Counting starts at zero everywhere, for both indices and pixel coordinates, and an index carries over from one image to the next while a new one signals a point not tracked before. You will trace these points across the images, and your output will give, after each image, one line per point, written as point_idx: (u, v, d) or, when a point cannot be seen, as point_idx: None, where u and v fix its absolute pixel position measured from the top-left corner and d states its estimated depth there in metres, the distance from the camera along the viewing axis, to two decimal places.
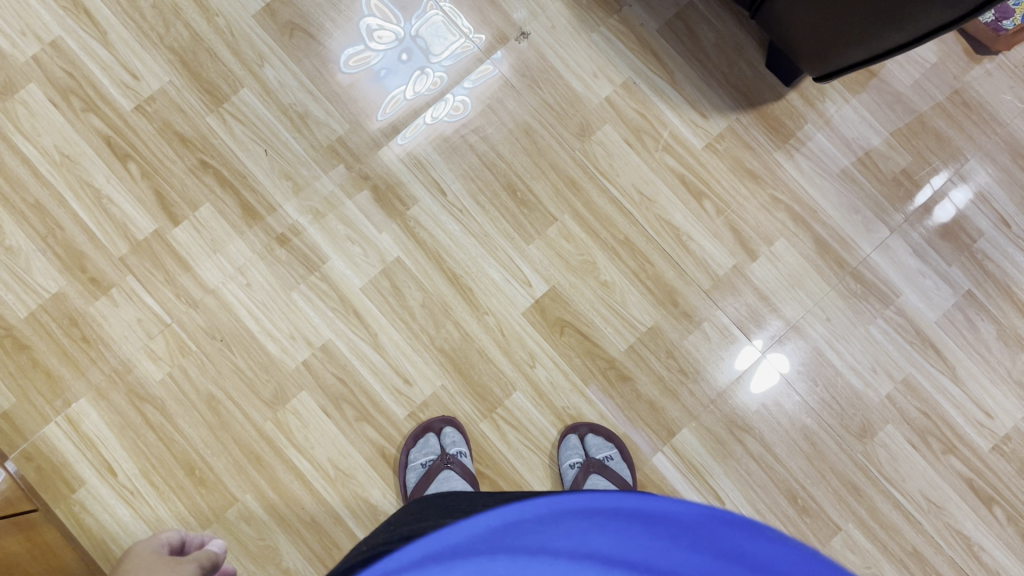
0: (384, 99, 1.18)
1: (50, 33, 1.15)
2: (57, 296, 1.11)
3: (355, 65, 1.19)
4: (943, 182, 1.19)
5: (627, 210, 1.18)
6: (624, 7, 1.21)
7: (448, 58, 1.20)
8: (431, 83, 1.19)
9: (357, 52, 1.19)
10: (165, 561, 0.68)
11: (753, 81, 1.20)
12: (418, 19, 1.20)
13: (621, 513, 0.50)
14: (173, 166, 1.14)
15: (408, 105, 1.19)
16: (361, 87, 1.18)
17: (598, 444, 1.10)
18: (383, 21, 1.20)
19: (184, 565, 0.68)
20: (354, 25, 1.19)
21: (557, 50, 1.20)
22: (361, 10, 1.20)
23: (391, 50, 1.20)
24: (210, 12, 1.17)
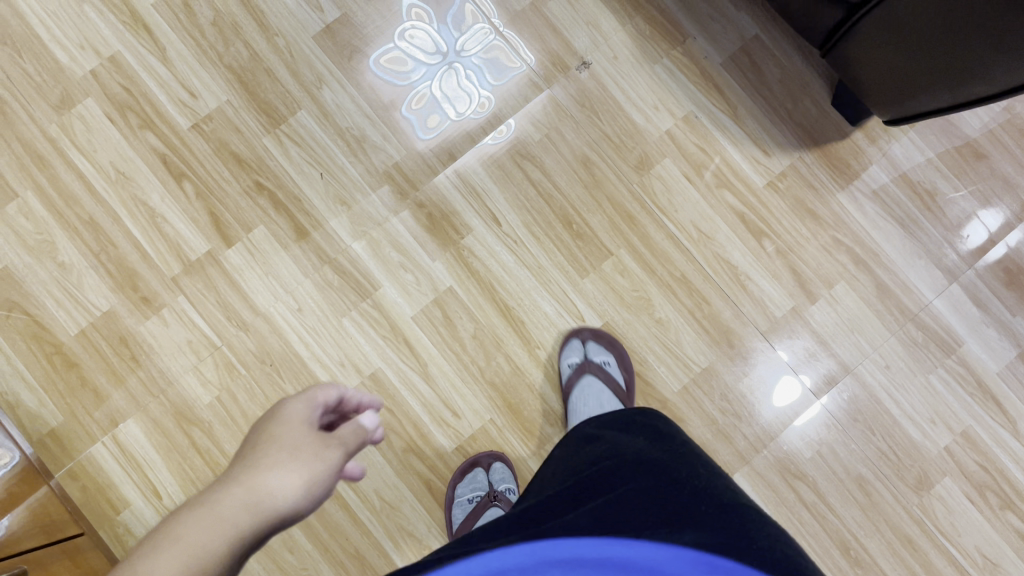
0: (428, 119, 1.17)
1: (108, 48, 1.14)
2: (108, 315, 1.10)
3: (403, 80, 1.17)
4: (996, 224, 1.16)
5: (684, 247, 1.15)
6: (688, 39, 1.19)
7: (500, 79, 1.18)
8: (477, 104, 1.18)
9: (406, 66, 1.18)
10: (314, 439, 0.52)
11: (818, 120, 1.18)
12: (464, 38, 1.19)
13: (607, 560, 0.56)
14: (228, 187, 1.13)
15: (452, 125, 1.17)
16: (406, 101, 1.17)
17: (596, 348, 1.11)
18: (429, 40, 1.19)
19: (337, 448, 0.53)
20: (401, 44, 1.18)
21: (619, 81, 1.18)
22: (408, 28, 1.19)
23: (435, 69, 1.18)
24: (270, 32, 1.16)
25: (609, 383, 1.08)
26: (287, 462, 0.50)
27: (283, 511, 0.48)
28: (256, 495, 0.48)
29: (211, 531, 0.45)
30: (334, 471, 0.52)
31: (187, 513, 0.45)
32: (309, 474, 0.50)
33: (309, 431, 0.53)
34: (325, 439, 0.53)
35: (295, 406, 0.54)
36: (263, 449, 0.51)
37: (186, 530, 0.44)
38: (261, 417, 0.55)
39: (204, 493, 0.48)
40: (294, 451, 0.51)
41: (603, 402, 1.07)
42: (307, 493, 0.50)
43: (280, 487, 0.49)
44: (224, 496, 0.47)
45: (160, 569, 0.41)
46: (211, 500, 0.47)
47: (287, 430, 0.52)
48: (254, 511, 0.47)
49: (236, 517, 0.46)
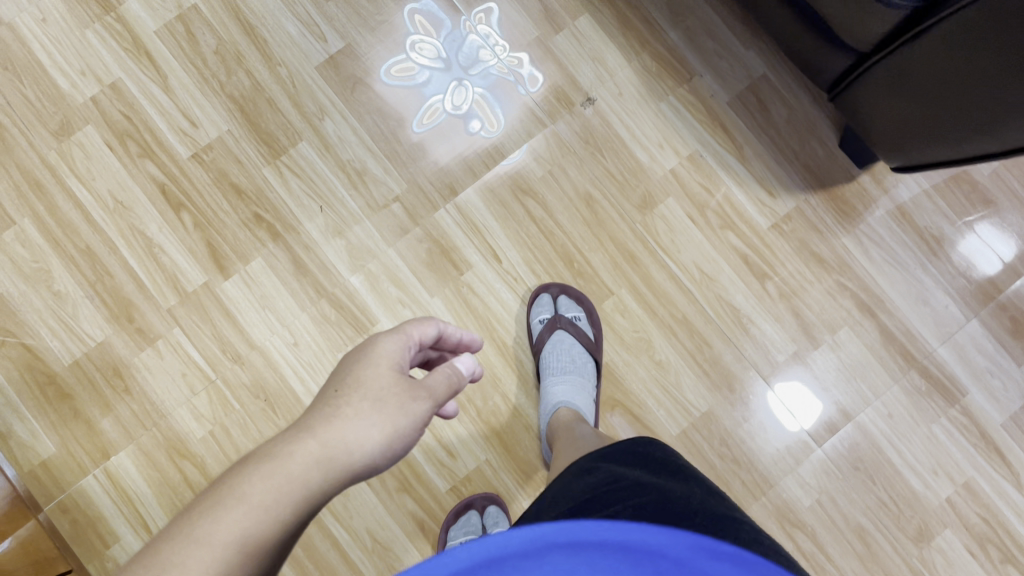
0: (438, 136, 1.16)
1: (110, 75, 1.13)
2: (102, 346, 1.09)
3: (412, 97, 1.17)
4: (1009, 254, 1.15)
5: (686, 288, 1.14)
6: (695, 77, 1.18)
7: (506, 106, 1.17)
8: (486, 120, 1.17)
9: (417, 79, 1.17)
10: (396, 394, 0.57)
11: (825, 162, 1.16)
12: (471, 52, 1.18)
13: (608, 545, 0.44)
14: (226, 218, 1.12)
15: (458, 141, 1.16)
16: (413, 117, 1.16)
17: (565, 303, 1.11)
18: (436, 56, 1.18)
19: (415, 403, 0.58)
20: (408, 60, 1.17)
21: (623, 118, 1.17)
22: (414, 44, 1.18)
23: (443, 85, 1.17)
24: (273, 61, 1.15)
25: (580, 337, 1.09)
26: (371, 415, 0.55)
27: (360, 461, 0.54)
28: (337, 441, 0.54)
29: (285, 483, 0.49)
30: (411, 423, 0.57)
31: (268, 460, 0.50)
32: (388, 427, 0.56)
33: (394, 381, 0.58)
34: (406, 390, 0.58)
35: (388, 346, 0.60)
36: (346, 396, 0.57)
37: (255, 489, 0.48)
38: (352, 352, 0.60)
39: (289, 433, 0.53)
40: (375, 403, 0.56)
41: (575, 356, 1.08)
42: (383, 448, 0.55)
43: (358, 441, 0.54)
44: (300, 446, 0.52)
45: (231, 523, 0.46)
46: (291, 447, 0.52)
47: (375, 375, 0.58)
48: (331, 463, 0.52)
49: (314, 470, 0.51)
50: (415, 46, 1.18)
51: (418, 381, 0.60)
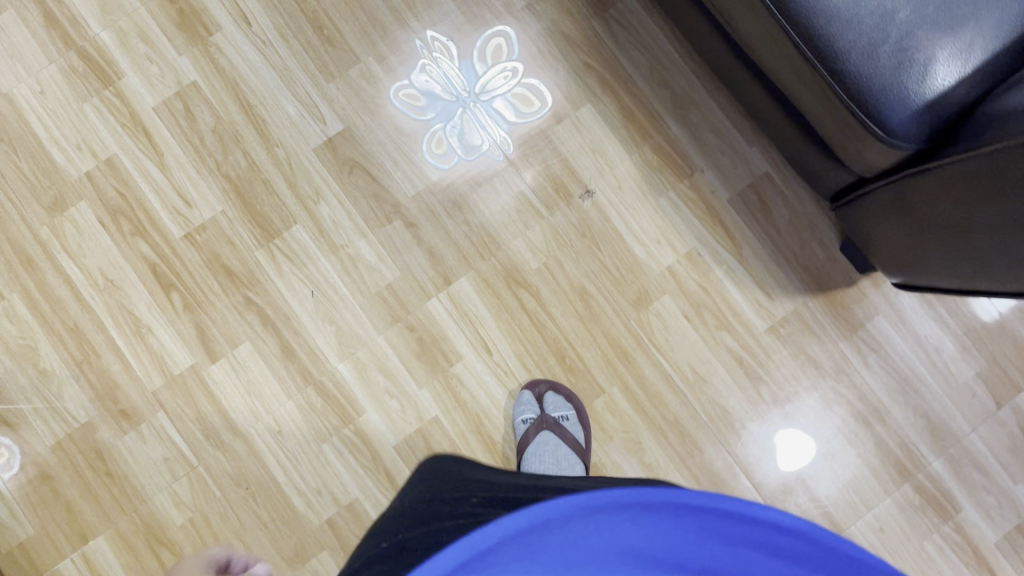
0: (446, 165, 1.16)
1: (106, 150, 1.13)
2: (86, 427, 1.08)
3: (421, 124, 1.16)
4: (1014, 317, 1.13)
5: (679, 389, 1.12)
6: (696, 172, 1.16)
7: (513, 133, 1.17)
8: (496, 149, 1.16)
9: (425, 103, 1.17)
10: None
11: (825, 265, 1.14)
12: (482, 83, 1.18)
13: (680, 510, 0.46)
14: (217, 300, 1.11)
15: (464, 165, 1.16)
16: (422, 145, 1.16)
17: (555, 403, 1.08)
18: (446, 86, 1.18)
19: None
20: (417, 90, 1.17)
21: (622, 211, 1.15)
22: (424, 73, 1.17)
23: (453, 114, 1.17)
24: (271, 142, 1.14)
25: (567, 439, 1.06)
26: None
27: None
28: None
29: None
30: None
31: None
32: None
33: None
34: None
35: (188, 565, 0.58)
36: None
37: None
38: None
39: None
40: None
41: (558, 457, 1.04)
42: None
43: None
44: None
45: None
46: None
47: None
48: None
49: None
50: (424, 70, 1.17)
51: None
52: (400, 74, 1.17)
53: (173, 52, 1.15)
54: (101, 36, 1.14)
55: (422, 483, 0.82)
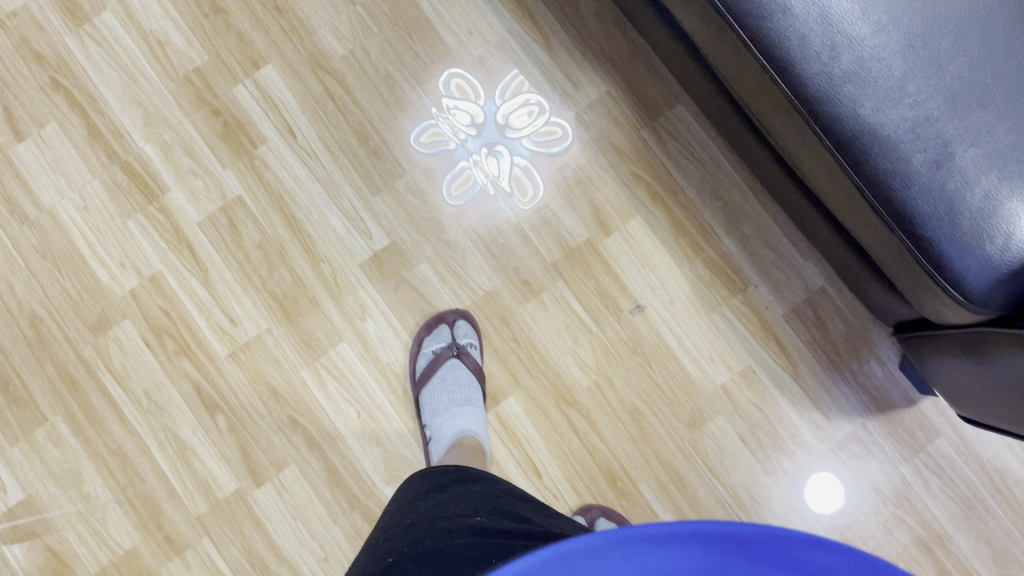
0: (467, 203, 1.15)
1: (150, 267, 1.11)
2: (130, 554, 1.06)
3: (442, 164, 1.15)
4: None
5: (734, 514, 1.09)
6: (751, 287, 1.13)
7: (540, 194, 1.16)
8: (518, 187, 1.15)
9: (451, 141, 1.16)
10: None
11: (884, 383, 1.12)
12: (504, 121, 1.17)
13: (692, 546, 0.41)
14: (262, 422, 1.09)
15: (483, 202, 1.15)
16: (443, 183, 1.15)
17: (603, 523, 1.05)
18: (467, 123, 1.17)
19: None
20: (438, 128, 1.16)
21: (674, 328, 1.13)
22: (445, 111, 1.17)
23: (473, 153, 1.16)
24: (317, 257, 1.12)
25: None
26: None
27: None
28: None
29: None
30: None
31: None
32: None
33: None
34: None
35: None
36: None
37: None
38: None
39: None
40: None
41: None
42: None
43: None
44: None
45: None
46: None
47: None
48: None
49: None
50: (451, 108, 1.17)
51: None
52: (427, 116, 1.16)
53: (217, 165, 1.13)
54: (145, 148, 1.13)
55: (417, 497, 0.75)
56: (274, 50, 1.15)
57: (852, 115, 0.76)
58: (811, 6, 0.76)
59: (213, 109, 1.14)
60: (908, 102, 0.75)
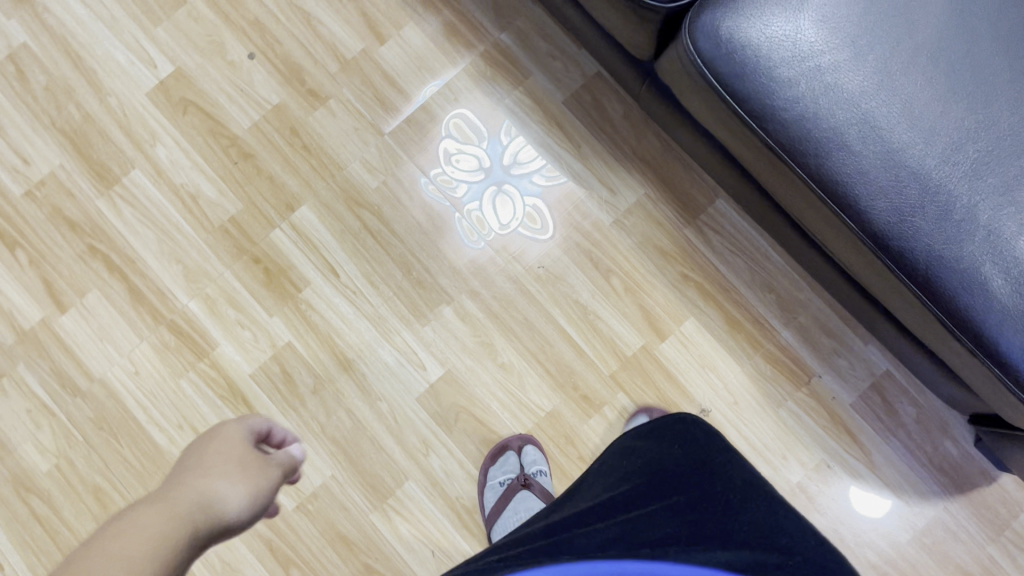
0: (484, 244, 1.15)
1: (207, 425, 1.10)
2: None
3: (454, 210, 1.15)
4: None
5: None
6: (814, 378, 1.11)
7: (577, 288, 1.14)
8: (531, 221, 1.15)
9: (459, 186, 1.16)
10: (247, 457, 0.63)
11: (960, 462, 1.09)
12: (509, 159, 1.17)
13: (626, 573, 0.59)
14: (337, 571, 1.07)
15: (496, 241, 1.15)
16: (457, 228, 1.15)
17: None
18: (473, 165, 1.17)
19: (269, 473, 0.64)
20: (445, 174, 1.16)
21: (741, 428, 1.11)
22: (450, 157, 1.16)
23: (482, 194, 1.16)
24: (373, 396, 1.11)
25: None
26: (234, 480, 0.60)
27: (229, 512, 0.57)
28: (201, 488, 0.57)
29: (168, 514, 0.52)
30: (267, 489, 0.62)
31: (118, 520, 0.51)
32: (253, 491, 0.60)
33: (247, 452, 0.64)
34: (257, 465, 0.64)
35: (231, 430, 0.67)
36: (211, 465, 0.61)
37: (151, 508, 0.53)
38: (198, 441, 0.66)
39: (164, 489, 0.57)
40: (234, 469, 0.61)
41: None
42: (249, 499, 0.59)
43: (223, 487, 0.58)
44: (144, 509, 0.53)
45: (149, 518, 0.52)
46: (140, 513, 0.52)
47: (225, 449, 0.64)
48: (208, 513, 0.55)
49: (188, 509, 0.54)
50: (455, 154, 1.17)
51: (270, 456, 0.68)
52: (433, 165, 1.16)
53: (263, 314, 1.12)
54: (189, 305, 1.12)
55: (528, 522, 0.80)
56: (307, 189, 1.14)
57: (921, 251, 0.74)
58: (869, 141, 0.75)
59: (252, 256, 1.13)
60: (979, 232, 0.74)
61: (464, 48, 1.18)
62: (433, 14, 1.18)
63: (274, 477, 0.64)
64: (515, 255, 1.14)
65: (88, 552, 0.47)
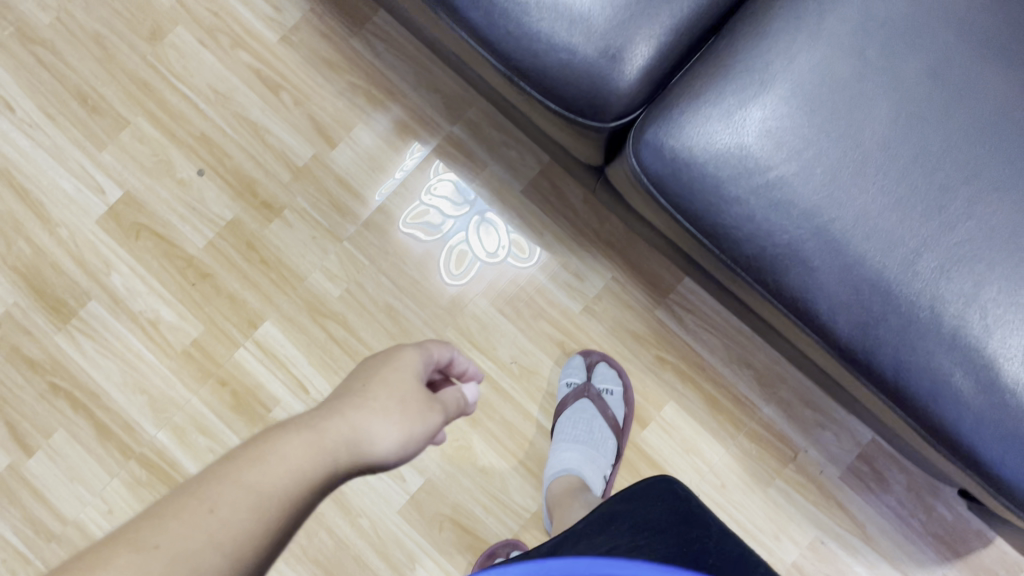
0: (472, 276, 1.13)
1: None
2: None
3: (438, 246, 1.14)
4: None
5: None
6: (800, 453, 1.09)
7: (552, 380, 1.12)
8: (518, 249, 1.14)
9: (442, 220, 1.14)
10: (420, 391, 0.56)
11: (956, 527, 1.07)
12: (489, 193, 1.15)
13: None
14: None
15: (484, 272, 1.13)
16: (443, 263, 1.13)
17: (601, 373, 1.09)
18: (454, 199, 1.15)
19: (436, 413, 0.56)
20: (427, 210, 1.15)
21: (731, 511, 1.09)
22: (430, 192, 1.15)
23: (466, 226, 1.15)
24: (353, 512, 1.08)
25: (605, 413, 1.08)
26: (391, 415, 0.53)
27: (376, 458, 0.52)
28: (352, 423, 0.52)
29: (303, 453, 0.49)
30: (426, 433, 0.55)
31: (253, 460, 0.47)
32: (406, 432, 0.53)
33: (420, 387, 0.56)
34: (425, 401, 0.56)
35: (412, 355, 0.58)
36: (371, 390, 0.55)
37: (288, 453, 0.48)
38: (369, 357, 0.58)
39: (311, 417, 0.52)
40: (397, 403, 0.54)
41: (594, 430, 1.07)
42: (400, 449, 0.53)
43: (378, 430, 0.53)
44: (285, 443, 0.49)
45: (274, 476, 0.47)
46: (282, 449, 0.48)
47: (398, 376, 0.56)
48: (353, 458, 0.51)
49: (331, 455, 0.50)
50: (435, 185, 1.15)
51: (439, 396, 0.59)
52: (414, 203, 1.15)
53: (234, 438, 1.09)
54: (157, 435, 1.09)
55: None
56: (268, 305, 1.12)
57: (888, 363, 0.73)
58: (826, 257, 0.73)
59: (217, 379, 1.10)
60: (948, 341, 0.71)
61: (416, 144, 1.16)
62: (382, 112, 1.16)
63: (437, 420, 0.56)
64: (485, 352, 1.12)
65: (219, 478, 0.46)
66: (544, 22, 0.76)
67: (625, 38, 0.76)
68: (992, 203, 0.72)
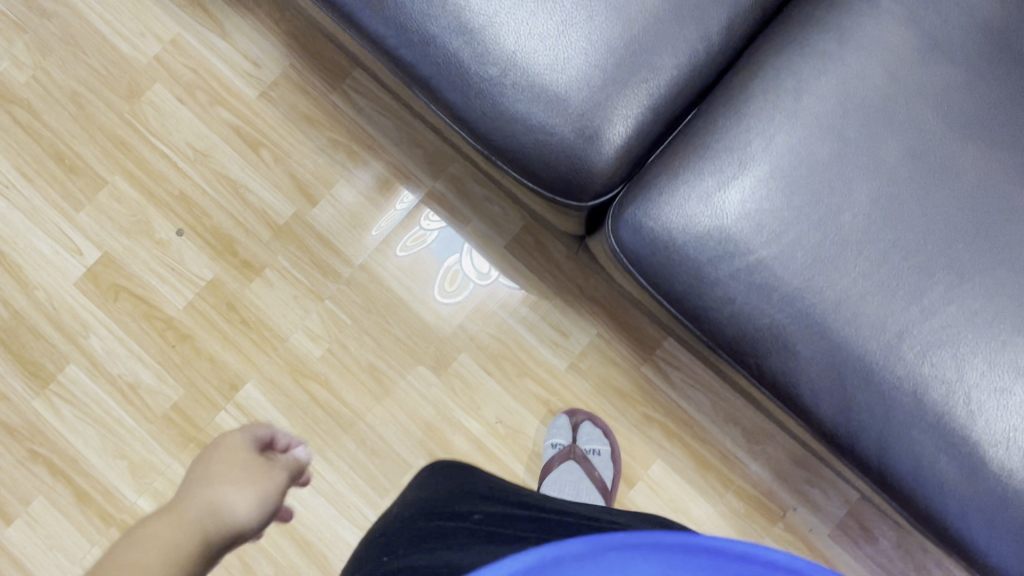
0: (465, 297, 1.13)
1: None
2: None
3: (433, 265, 1.13)
4: None
5: None
6: (789, 511, 1.08)
7: (538, 439, 1.10)
8: (513, 272, 1.13)
9: (438, 241, 1.14)
10: (250, 460, 0.61)
11: None
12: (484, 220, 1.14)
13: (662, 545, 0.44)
14: None
15: (478, 293, 1.13)
16: (437, 282, 1.13)
17: (586, 432, 1.07)
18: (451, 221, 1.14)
19: (277, 474, 0.60)
20: (423, 230, 1.14)
21: None
22: (427, 213, 1.14)
23: (461, 246, 1.14)
24: None
25: (591, 474, 1.06)
26: (238, 482, 0.57)
27: (239, 523, 0.54)
28: (210, 496, 0.55)
29: (167, 531, 0.50)
30: (277, 488, 0.59)
31: (125, 544, 0.48)
32: (258, 493, 0.57)
33: (251, 456, 0.61)
34: (266, 468, 0.60)
35: (239, 438, 0.63)
36: (214, 470, 0.58)
37: (146, 533, 0.49)
38: (201, 452, 0.62)
39: (161, 511, 0.54)
40: (241, 475, 0.57)
41: (580, 491, 1.05)
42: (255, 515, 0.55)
43: (233, 499, 0.55)
44: (145, 530, 0.50)
45: (147, 551, 0.47)
46: (144, 532, 0.49)
47: (230, 454, 0.60)
48: (218, 524, 0.53)
49: (198, 523, 0.52)
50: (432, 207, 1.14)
51: (274, 462, 0.63)
52: (410, 223, 1.14)
53: None
54: (138, 502, 1.08)
55: (421, 494, 0.72)
56: (249, 366, 1.10)
57: (873, 446, 0.72)
58: (809, 340, 0.72)
59: (198, 443, 1.09)
60: (933, 425, 0.70)
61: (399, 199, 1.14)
62: (363, 168, 1.15)
63: (279, 478, 0.60)
64: (470, 411, 1.10)
65: (104, 567, 0.45)
66: (520, 103, 0.76)
67: (602, 118, 0.76)
68: (974, 284, 0.71)
